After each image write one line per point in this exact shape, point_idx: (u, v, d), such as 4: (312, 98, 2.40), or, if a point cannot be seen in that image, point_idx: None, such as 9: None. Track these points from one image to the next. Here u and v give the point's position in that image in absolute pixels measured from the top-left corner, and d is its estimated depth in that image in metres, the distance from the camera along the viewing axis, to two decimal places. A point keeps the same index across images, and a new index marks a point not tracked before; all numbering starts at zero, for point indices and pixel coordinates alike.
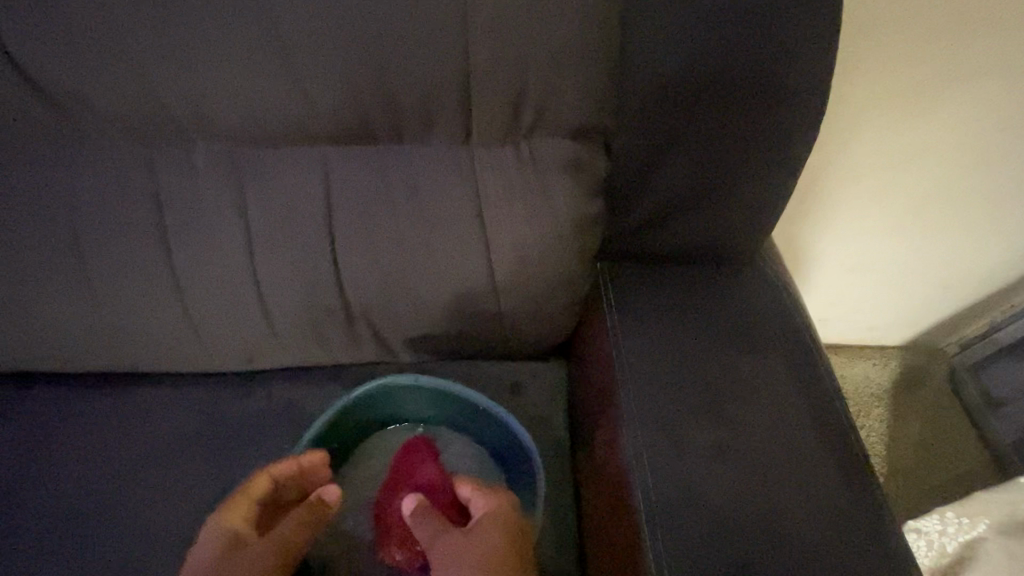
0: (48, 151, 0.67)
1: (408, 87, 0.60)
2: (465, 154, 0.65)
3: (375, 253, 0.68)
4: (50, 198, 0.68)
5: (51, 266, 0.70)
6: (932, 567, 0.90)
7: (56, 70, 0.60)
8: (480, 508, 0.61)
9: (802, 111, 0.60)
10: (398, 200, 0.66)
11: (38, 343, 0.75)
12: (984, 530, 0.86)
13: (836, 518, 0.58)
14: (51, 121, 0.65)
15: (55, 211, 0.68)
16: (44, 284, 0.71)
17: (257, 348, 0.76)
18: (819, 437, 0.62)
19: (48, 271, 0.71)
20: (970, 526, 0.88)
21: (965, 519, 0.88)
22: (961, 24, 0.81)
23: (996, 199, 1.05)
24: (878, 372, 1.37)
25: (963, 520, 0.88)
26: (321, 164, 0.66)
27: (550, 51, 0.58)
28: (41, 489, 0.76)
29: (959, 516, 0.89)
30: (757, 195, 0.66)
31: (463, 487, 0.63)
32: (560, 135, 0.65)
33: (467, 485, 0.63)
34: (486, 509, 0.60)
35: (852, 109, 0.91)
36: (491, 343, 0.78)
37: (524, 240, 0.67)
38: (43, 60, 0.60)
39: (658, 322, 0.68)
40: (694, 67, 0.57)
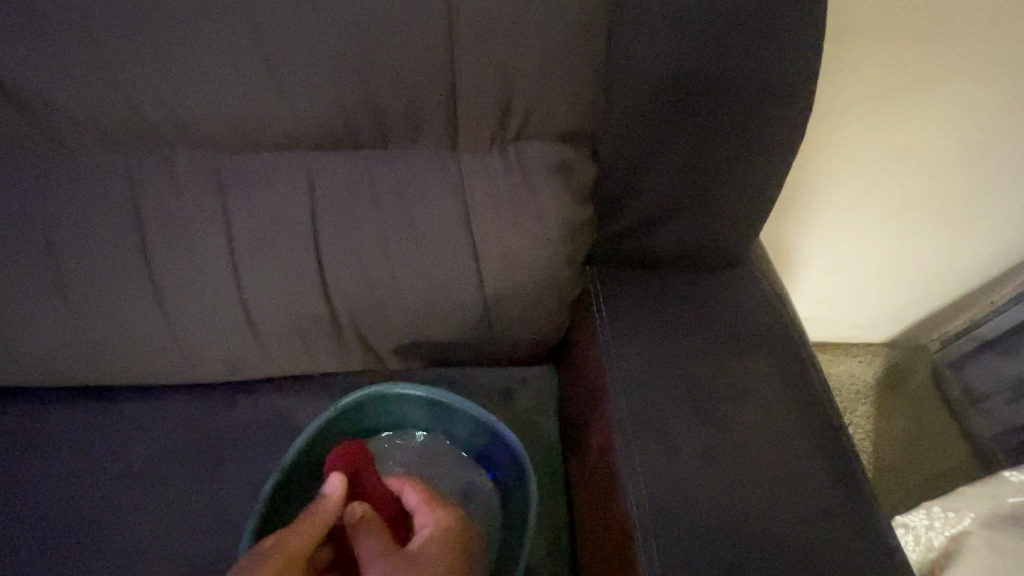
0: (23, 160, 0.65)
1: (394, 95, 0.59)
2: (452, 163, 0.65)
3: (363, 261, 0.67)
4: (24, 207, 0.66)
5: (28, 278, 0.68)
6: (920, 562, 0.91)
7: (29, 76, 0.59)
8: (424, 520, 0.61)
9: (787, 119, 0.61)
10: (385, 206, 0.65)
11: (13, 357, 0.73)
12: (969, 524, 0.87)
13: (829, 519, 0.58)
14: (25, 128, 0.63)
15: (32, 220, 0.66)
16: (20, 295, 0.69)
17: (242, 358, 0.75)
18: (811, 437, 0.63)
19: (24, 283, 0.69)
20: (956, 520, 0.89)
21: (951, 513, 0.90)
22: (936, 29, 0.82)
23: (972, 196, 1.07)
24: (862, 368, 1.39)
25: (948, 514, 0.91)
26: (306, 171, 0.65)
27: (536, 59, 0.58)
28: (24, 512, 0.73)
29: (944, 511, 0.91)
30: (745, 197, 0.66)
31: (413, 496, 0.64)
32: (547, 143, 0.64)
33: (417, 494, 0.64)
34: (434, 520, 0.60)
35: (835, 112, 0.93)
36: (481, 351, 0.77)
37: (515, 246, 0.66)
38: (16, 66, 0.59)
39: (649, 326, 0.69)
40: (681, 72, 0.58)
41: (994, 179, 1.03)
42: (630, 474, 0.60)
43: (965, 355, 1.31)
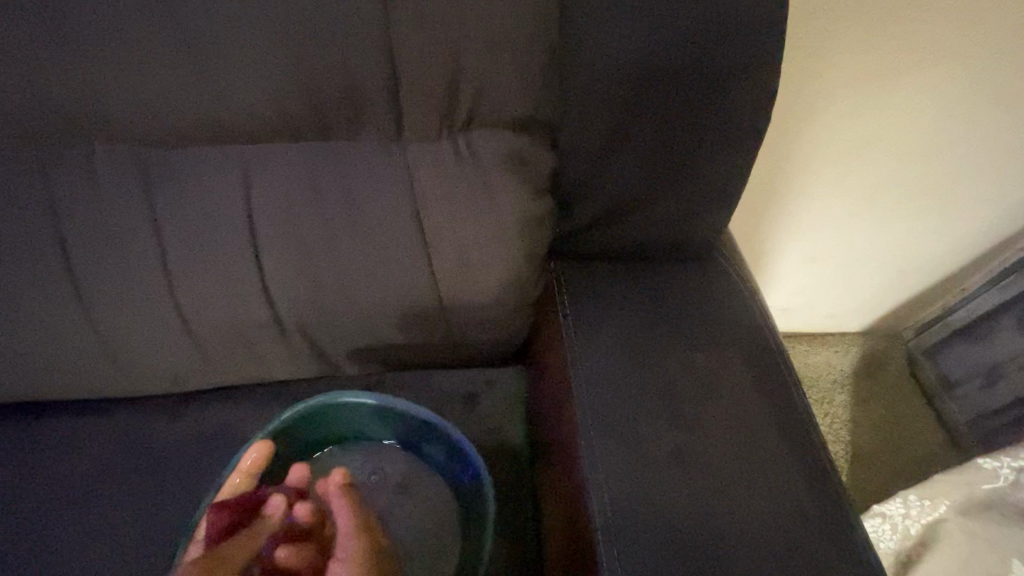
0: None
1: (331, 81, 0.55)
2: (399, 154, 0.60)
3: (307, 259, 0.62)
4: None
5: None
6: (898, 549, 0.91)
7: None
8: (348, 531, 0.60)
9: (751, 105, 0.58)
10: (328, 202, 0.61)
11: None
12: (944, 511, 0.86)
13: (802, 522, 0.55)
14: None
15: None
16: None
17: (183, 368, 0.70)
18: (783, 436, 0.60)
19: None
20: (932, 507, 0.88)
21: (927, 501, 0.88)
22: (903, 14, 0.80)
23: (941, 184, 1.06)
24: (839, 357, 1.39)
25: (924, 502, 0.89)
26: (240, 164, 0.60)
27: (484, 41, 0.54)
28: None
29: (920, 499, 0.89)
30: (711, 186, 0.63)
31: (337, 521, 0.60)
32: (501, 132, 0.60)
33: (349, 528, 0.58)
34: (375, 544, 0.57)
35: (805, 99, 0.90)
36: (441, 352, 0.73)
37: (470, 241, 0.62)
38: None
39: (615, 323, 0.65)
40: (640, 54, 0.55)
41: (964, 166, 1.02)
42: (593, 480, 0.56)
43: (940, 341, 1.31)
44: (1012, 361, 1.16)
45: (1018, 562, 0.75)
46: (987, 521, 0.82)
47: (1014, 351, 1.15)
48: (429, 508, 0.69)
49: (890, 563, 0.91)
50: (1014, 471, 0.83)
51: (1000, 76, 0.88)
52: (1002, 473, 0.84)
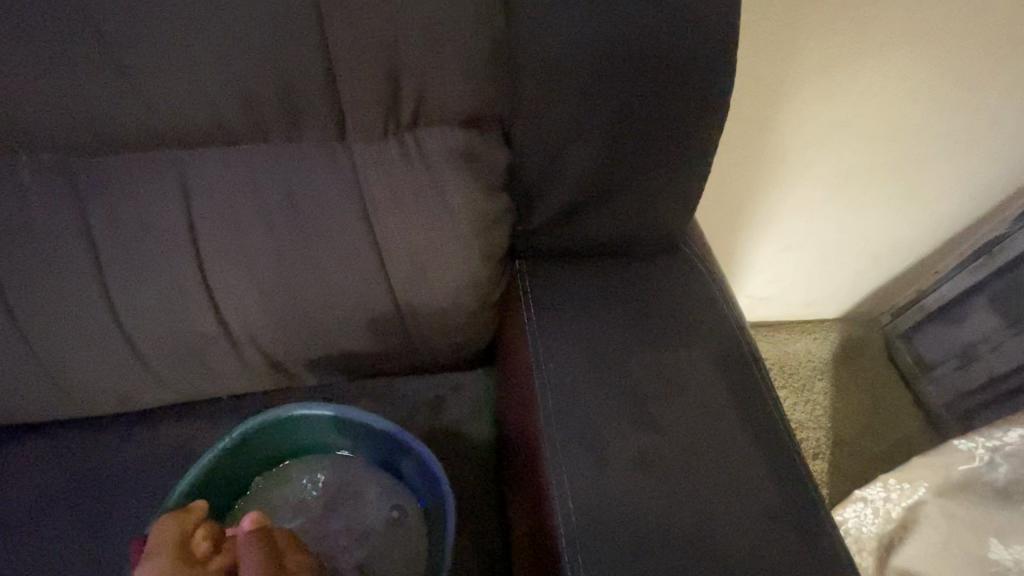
0: None
1: (266, 82, 0.52)
2: (343, 155, 0.58)
3: (253, 269, 0.60)
4: None
5: None
6: (879, 533, 0.91)
7: None
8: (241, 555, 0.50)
9: (706, 95, 0.57)
10: (271, 208, 0.58)
11: None
12: (924, 493, 0.86)
13: (772, 520, 0.54)
14: None
15: None
16: None
17: (130, 386, 0.67)
18: (751, 431, 0.59)
19: None
20: (911, 490, 0.87)
21: (906, 484, 0.88)
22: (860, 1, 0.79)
23: (906, 168, 1.06)
24: (818, 345, 1.41)
25: (903, 485, 0.88)
26: (176, 172, 0.57)
27: (425, 36, 0.52)
28: None
29: (900, 482, 0.89)
30: (670, 177, 0.62)
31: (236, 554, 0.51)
32: (449, 129, 0.58)
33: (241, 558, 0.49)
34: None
35: (768, 88, 0.89)
36: (405, 358, 0.71)
37: (424, 243, 0.60)
38: None
39: (579, 321, 0.64)
40: (589, 44, 0.53)
41: (929, 149, 1.03)
42: (557, 486, 0.55)
43: (915, 324, 1.32)
44: (984, 342, 1.17)
45: (995, 539, 0.78)
46: (966, 501, 0.83)
47: (986, 333, 1.16)
48: (395, 518, 0.67)
49: (872, 548, 0.91)
50: (989, 451, 0.84)
51: (959, 58, 0.88)
52: (978, 454, 0.84)
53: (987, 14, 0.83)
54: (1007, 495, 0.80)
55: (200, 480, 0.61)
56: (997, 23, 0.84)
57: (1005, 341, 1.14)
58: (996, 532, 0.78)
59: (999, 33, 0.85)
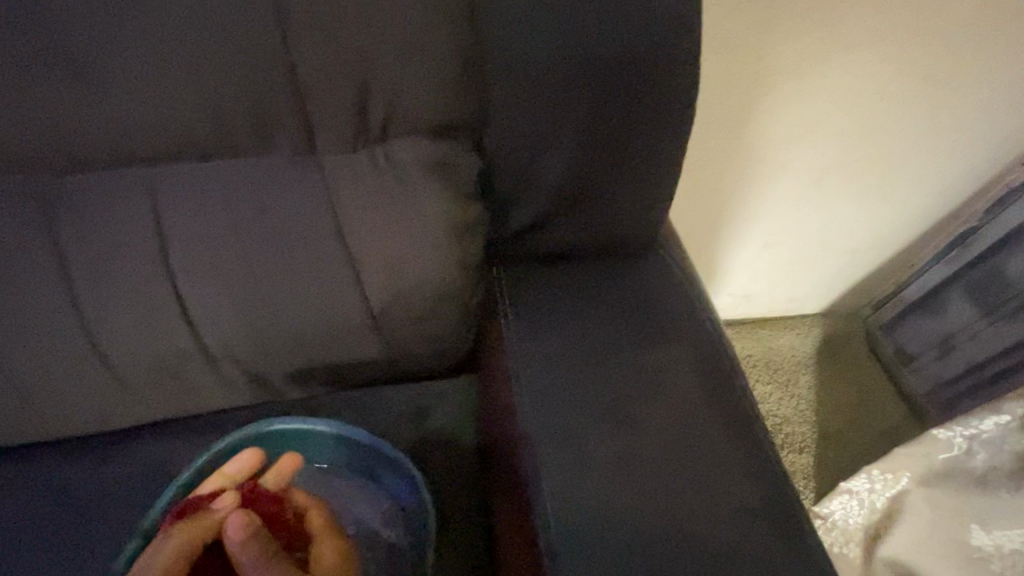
0: None
1: (233, 99, 0.53)
2: (314, 169, 0.58)
3: (227, 284, 0.60)
4: None
5: None
6: (866, 523, 0.94)
7: None
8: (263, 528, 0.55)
9: (671, 101, 0.58)
10: (244, 222, 0.58)
11: None
12: (907, 483, 0.90)
13: (748, 515, 0.55)
14: None
15: None
16: None
17: (106, 405, 0.66)
18: (726, 429, 0.60)
19: None
20: (895, 480, 0.91)
21: (890, 475, 0.92)
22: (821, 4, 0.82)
23: (876, 164, 1.08)
24: (801, 340, 1.44)
25: (887, 475, 0.92)
26: (146, 189, 0.57)
27: (391, 50, 0.52)
28: None
29: (883, 473, 0.92)
30: (641, 181, 0.63)
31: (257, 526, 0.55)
32: (419, 140, 0.58)
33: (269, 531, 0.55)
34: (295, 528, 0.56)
35: (737, 90, 0.91)
36: (385, 368, 0.71)
37: (397, 253, 0.60)
38: None
39: (556, 326, 0.65)
40: (554, 54, 0.54)
41: (897, 145, 1.05)
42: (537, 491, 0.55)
43: (895, 317, 1.34)
44: (963, 332, 1.20)
45: (976, 526, 0.84)
46: (947, 488, 0.88)
47: (964, 324, 1.19)
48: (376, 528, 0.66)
49: (859, 539, 0.95)
50: (967, 439, 0.87)
51: (920, 56, 0.90)
52: (956, 442, 0.88)
53: (944, 13, 0.85)
54: (984, 482, 0.86)
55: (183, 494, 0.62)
56: (954, 22, 0.87)
57: (983, 329, 1.17)
58: (977, 519, 0.85)
59: (958, 30, 0.88)
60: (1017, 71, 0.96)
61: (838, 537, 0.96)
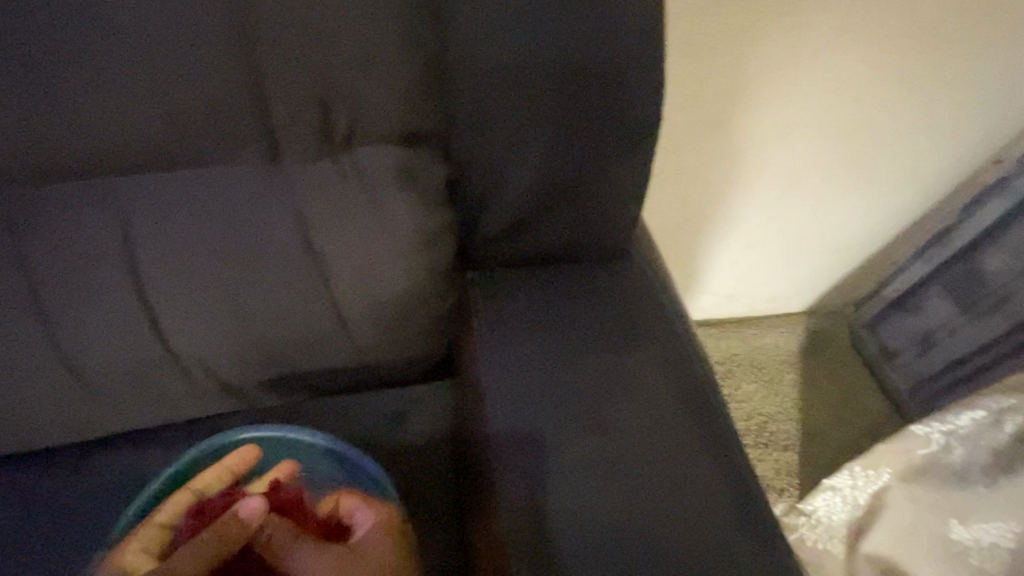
0: None
1: (197, 108, 0.53)
2: (281, 176, 0.58)
3: (196, 293, 0.60)
4: None
5: None
6: (850, 520, 0.97)
7: None
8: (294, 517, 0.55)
9: (636, 106, 0.58)
10: (212, 232, 0.58)
11: None
12: (888, 479, 0.94)
13: (714, 513, 0.56)
14: None
15: None
16: None
17: (77, 416, 0.66)
18: (694, 428, 0.61)
19: None
20: (875, 477, 0.95)
21: (871, 471, 0.96)
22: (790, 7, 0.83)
23: (853, 164, 1.09)
24: (786, 339, 1.46)
25: (868, 472, 0.96)
26: (113, 200, 0.57)
27: (354, 60, 0.53)
28: None
29: (865, 470, 0.97)
30: (612, 185, 0.63)
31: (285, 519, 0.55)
32: (386, 148, 0.59)
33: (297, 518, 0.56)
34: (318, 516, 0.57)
35: (709, 93, 0.92)
36: (360, 375, 0.71)
37: (367, 261, 0.61)
38: None
39: (528, 330, 0.65)
40: (519, 61, 0.55)
41: (872, 145, 1.06)
42: (509, 493, 0.57)
43: (879, 314, 1.35)
44: (941, 329, 1.22)
45: (956, 521, 0.87)
46: (927, 484, 0.92)
47: (943, 321, 1.21)
48: None
49: (843, 535, 0.96)
50: (944, 435, 0.92)
51: (888, 58, 0.92)
52: (934, 438, 0.93)
53: (908, 15, 0.87)
54: (964, 477, 0.89)
55: (164, 492, 0.63)
56: (919, 23, 0.88)
57: (960, 326, 1.19)
58: (958, 515, 0.87)
59: (922, 33, 0.89)
60: (986, 71, 0.97)
61: (823, 534, 0.98)
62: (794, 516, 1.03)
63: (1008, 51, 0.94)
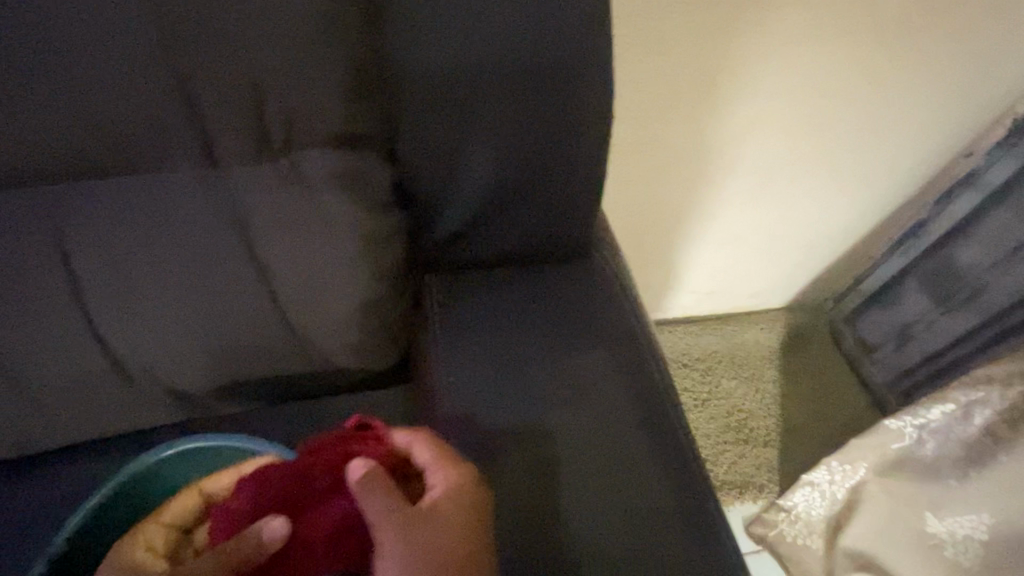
0: None
1: (129, 115, 0.53)
2: (220, 181, 0.57)
3: (139, 303, 0.59)
4: None
5: None
6: (828, 514, 1.02)
7: None
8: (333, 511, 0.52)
9: (584, 106, 0.57)
10: (151, 241, 0.57)
11: None
12: (864, 473, 0.97)
13: (665, 514, 0.57)
14: None
15: None
16: None
17: (27, 430, 0.65)
18: (646, 431, 0.61)
19: None
20: (852, 471, 0.98)
21: (848, 465, 0.99)
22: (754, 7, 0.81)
23: (825, 161, 1.09)
24: (767, 334, 1.46)
25: (845, 467, 0.99)
26: (48, 213, 0.56)
27: (287, 64, 0.52)
28: None
29: (841, 465, 0.99)
30: (565, 186, 0.62)
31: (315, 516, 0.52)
32: (328, 153, 0.57)
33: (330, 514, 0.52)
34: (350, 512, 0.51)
35: (674, 93, 0.91)
36: (317, 380, 0.71)
37: (314, 267, 0.60)
38: None
39: (482, 333, 0.65)
40: (460, 62, 0.54)
41: (841, 142, 1.06)
42: None
43: (859, 308, 1.36)
44: (919, 321, 1.24)
45: (930, 514, 0.90)
46: (901, 477, 0.95)
47: (920, 314, 1.23)
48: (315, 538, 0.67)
49: (822, 529, 1.02)
50: (917, 428, 0.93)
51: (855, 56, 0.91)
52: (907, 432, 0.94)
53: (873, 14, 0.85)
54: (936, 470, 0.91)
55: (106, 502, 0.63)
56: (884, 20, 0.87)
57: (937, 319, 1.20)
58: (932, 507, 0.90)
59: (886, 30, 0.88)
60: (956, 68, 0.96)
61: (801, 526, 1.04)
62: (773, 512, 1.07)
63: (976, 45, 0.93)
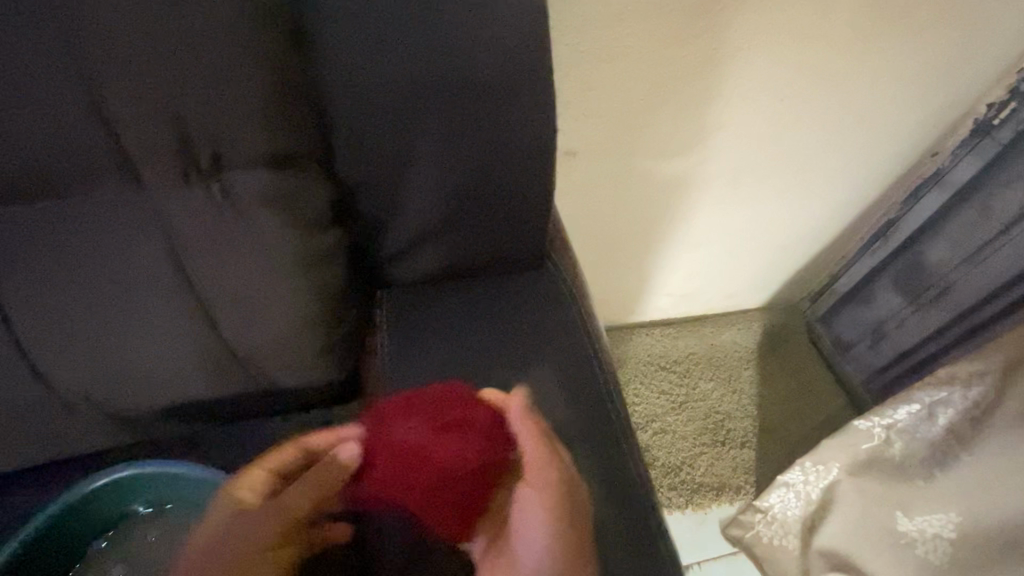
0: None
1: (40, 141, 0.50)
2: (149, 203, 0.54)
3: (71, 330, 0.59)
4: None
5: None
6: (802, 514, 1.00)
7: None
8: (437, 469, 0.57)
9: (522, 122, 0.56)
10: (79, 267, 0.56)
11: None
12: (837, 474, 0.95)
13: (607, 525, 0.57)
14: None
15: None
16: None
17: None
18: (587, 443, 0.62)
19: None
20: (826, 471, 0.96)
21: (821, 466, 0.97)
22: (715, 15, 0.77)
23: (796, 166, 1.07)
24: (744, 334, 1.46)
25: (819, 467, 0.97)
26: None
27: (200, 85, 0.48)
28: None
29: (815, 465, 0.97)
30: (510, 200, 0.62)
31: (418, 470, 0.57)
32: (259, 172, 0.54)
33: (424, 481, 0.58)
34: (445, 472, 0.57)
35: (636, 101, 0.88)
36: (270, 399, 0.72)
37: (252, 288, 0.59)
38: None
39: (430, 350, 0.66)
40: (393, 79, 0.52)
41: (810, 147, 1.03)
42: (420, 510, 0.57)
43: (833, 307, 1.38)
44: (891, 320, 1.24)
45: (900, 512, 0.88)
46: (873, 477, 0.93)
47: (894, 313, 1.23)
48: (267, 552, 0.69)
49: (796, 530, 1.01)
50: (885, 428, 0.92)
51: (823, 64, 0.88)
52: (876, 432, 0.93)
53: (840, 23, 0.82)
54: (904, 470, 0.90)
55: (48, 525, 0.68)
56: (849, 27, 0.83)
57: (908, 317, 1.21)
58: (902, 506, 0.88)
59: (858, 37, 0.84)
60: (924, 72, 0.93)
61: (778, 528, 1.03)
62: (750, 513, 1.06)
63: (947, 48, 0.90)
